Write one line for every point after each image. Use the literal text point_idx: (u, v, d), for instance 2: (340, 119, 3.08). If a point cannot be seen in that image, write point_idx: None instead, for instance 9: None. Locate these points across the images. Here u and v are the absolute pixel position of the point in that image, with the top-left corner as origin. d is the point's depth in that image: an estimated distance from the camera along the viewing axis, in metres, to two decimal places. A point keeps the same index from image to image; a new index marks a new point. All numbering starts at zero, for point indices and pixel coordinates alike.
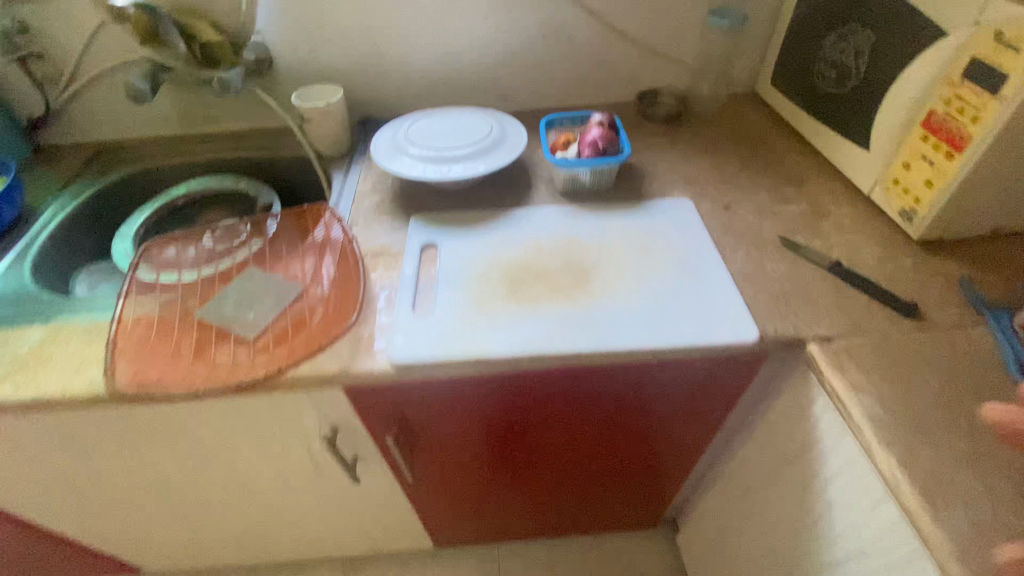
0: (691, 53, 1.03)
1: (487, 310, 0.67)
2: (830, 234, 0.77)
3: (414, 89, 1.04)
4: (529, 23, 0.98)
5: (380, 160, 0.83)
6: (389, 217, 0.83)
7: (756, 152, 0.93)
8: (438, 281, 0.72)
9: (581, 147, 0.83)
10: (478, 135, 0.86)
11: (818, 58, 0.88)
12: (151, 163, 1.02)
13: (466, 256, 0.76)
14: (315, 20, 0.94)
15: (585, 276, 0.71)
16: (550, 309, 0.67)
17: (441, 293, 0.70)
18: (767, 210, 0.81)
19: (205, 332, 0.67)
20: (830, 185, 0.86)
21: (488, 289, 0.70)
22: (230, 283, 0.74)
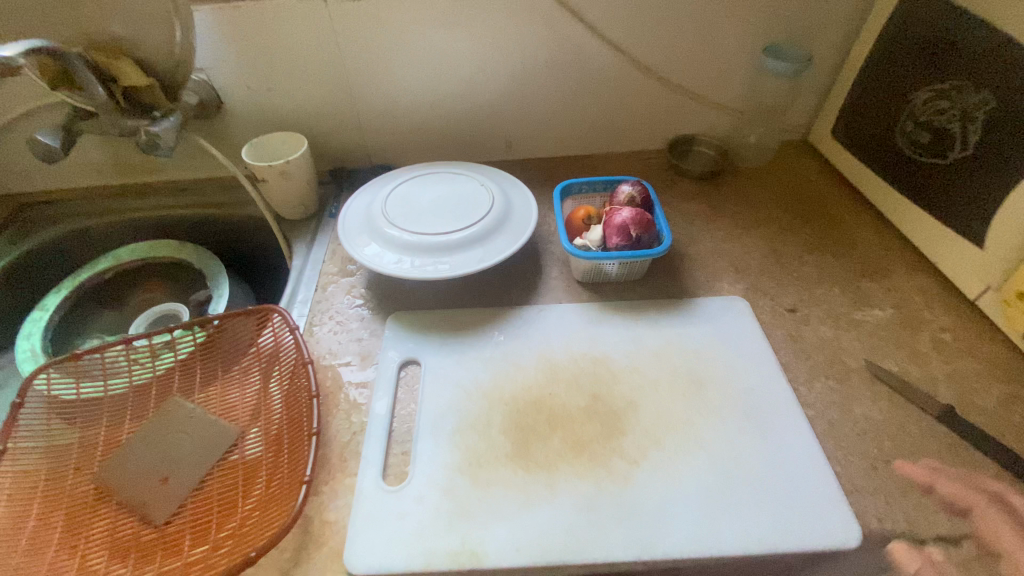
0: (737, 97, 0.85)
1: (484, 483, 0.49)
2: (928, 357, 0.60)
3: (399, 135, 0.85)
4: (540, 61, 0.79)
5: (349, 245, 0.65)
6: (359, 317, 0.66)
7: (819, 228, 0.76)
8: (418, 426, 0.54)
9: (607, 233, 0.65)
10: (475, 212, 0.67)
11: (902, 117, 0.70)
12: (76, 222, 0.83)
13: (457, 384, 0.58)
14: (273, 55, 0.75)
15: (614, 424, 0.53)
16: (571, 483, 0.49)
17: (423, 448, 0.52)
18: (844, 318, 0.64)
19: (107, 520, 0.50)
20: (918, 279, 0.69)
21: (486, 443, 0.52)
22: (147, 429, 0.56)
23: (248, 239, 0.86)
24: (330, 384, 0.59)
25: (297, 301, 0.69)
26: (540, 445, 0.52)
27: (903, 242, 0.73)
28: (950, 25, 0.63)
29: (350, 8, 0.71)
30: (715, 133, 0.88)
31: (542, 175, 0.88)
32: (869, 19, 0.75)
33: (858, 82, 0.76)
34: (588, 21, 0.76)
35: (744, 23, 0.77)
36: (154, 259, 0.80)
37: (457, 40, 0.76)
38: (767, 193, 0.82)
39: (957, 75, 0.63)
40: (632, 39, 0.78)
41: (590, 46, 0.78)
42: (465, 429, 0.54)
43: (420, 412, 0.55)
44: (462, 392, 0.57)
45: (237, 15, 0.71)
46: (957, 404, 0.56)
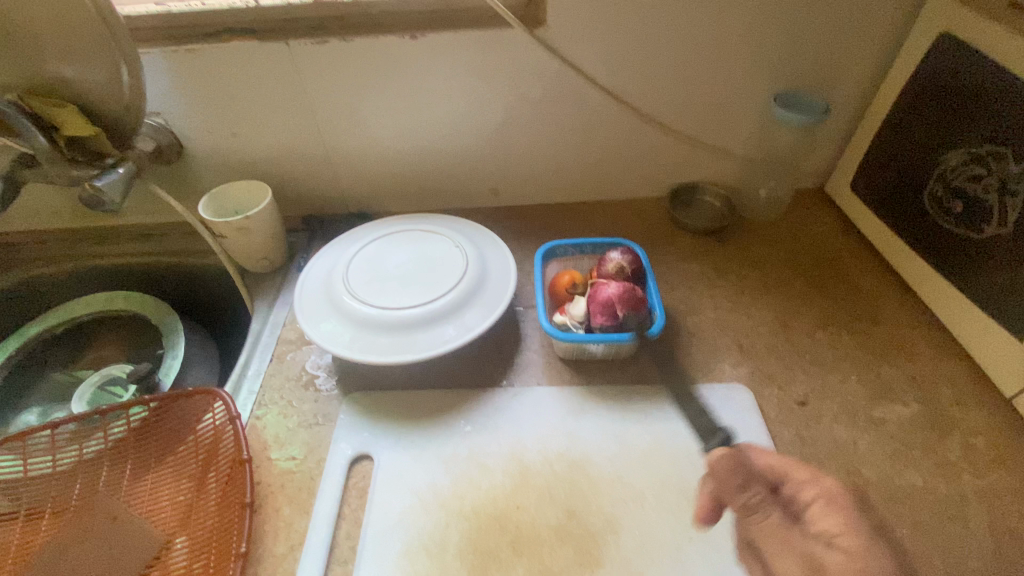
0: (747, 145, 0.77)
1: None
2: (958, 470, 0.52)
3: (377, 181, 0.79)
4: (528, 106, 0.72)
5: (304, 318, 0.59)
6: (314, 397, 0.59)
7: (834, 298, 0.68)
8: (363, 544, 0.48)
9: (591, 310, 0.58)
10: (445, 282, 0.60)
11: (931, 180, 0.62)
12: (31, 269, 0.77)
13: (412, 489, 0.51)
14: (235, 99, 0.69)
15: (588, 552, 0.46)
16: None
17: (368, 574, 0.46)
18: (862, 415, 0.56)
19: None
20: (946, 366, 0.60)
21: (439, 571, 0.46)
22: (67, 531, 0.50)
23: (214, 289, 0.80)
24: (272, 483, 0.52)
25: (249, 373, 0.62)
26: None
27: (930, 319, 0.65)
28: (991, 83, 0.56)
29: (316, 52, 0.65)
30: (722, 182, 0.81)
31: (531, 225, 0.81)
32: (896, 67, 0.66)
33: (880, 136, 0.68)
34: (580, 66, 0.68)
35: (756, 68, 0.69)
36: (108, 312, 0.74)
37: (436, 86, 0.69)
38: (778, 253, 0.74)
39: (996, 140, 0.55)
40: (630, 84, 0.70)
41: (582, 92, 0.71)
42: (416, 551, 0.47)
43: (366, 527, 0.49)
44: (416, 500, 0.50)
45: (192, 59, 0.65)
46: (993, 534, 0.48)
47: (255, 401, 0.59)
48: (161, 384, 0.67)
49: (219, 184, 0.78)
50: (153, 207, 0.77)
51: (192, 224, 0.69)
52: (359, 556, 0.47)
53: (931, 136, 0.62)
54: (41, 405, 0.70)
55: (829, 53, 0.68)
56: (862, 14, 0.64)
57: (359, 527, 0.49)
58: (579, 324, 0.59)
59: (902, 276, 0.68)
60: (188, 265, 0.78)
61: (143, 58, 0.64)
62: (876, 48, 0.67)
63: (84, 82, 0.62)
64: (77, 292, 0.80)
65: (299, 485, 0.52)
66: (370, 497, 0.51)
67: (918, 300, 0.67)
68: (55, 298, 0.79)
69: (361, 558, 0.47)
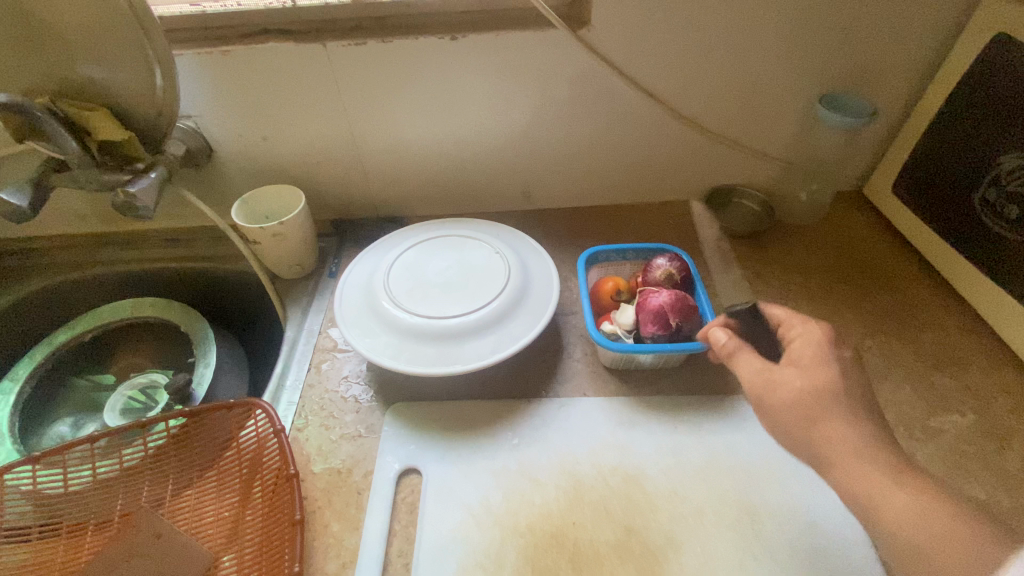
0: (786, 147, 0.75)
1: None
2: (1021, 482, 0.51)
3: (408, 184, 0.78)
4: (565, 108, 0.70)
5: (346, 327, 0.57)
6: (355, 408, 0.58)
7: (880, 304, 0.67)
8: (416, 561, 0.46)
9: (641, 317, 0.57)
10: (489, 290, 0.59)
11: (984, 182, 0.60)
12: (57, 275, 0.75)
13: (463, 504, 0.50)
14: (267, 102, 0.67)
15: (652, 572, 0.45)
16: None
17: None
18: (918, 425, 0.55)
19: None
20: (1001, 373, 0.59)
21: None
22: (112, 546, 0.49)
23: (242, 295, 0.79)
24: (319, 497, 0.51)
25: (287, 383, 0.61)
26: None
27: (980, 325, 0.64)
28: None
29: (351, 53, 0.63)
30: (759, 185, 0.79)
31: (565, 229, 0.79)
32: (945, 68, 0.65)
33: (928, 137, 0.67)
34: (620, 67, 0.67)
35: (800, 69, 0.67)
36: (137, 319, 0.73)
37: (473, 87, 0.68)
38: (818, 257, 0.73)
39: None
40: (670, 84, 0.69)
41: (621, 93, 0.69)
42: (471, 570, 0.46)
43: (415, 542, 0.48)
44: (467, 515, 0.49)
45: (225, 61, 0.63)
46: None
47: (296, 411, 0.58)
48: (194, 394, 0.66)
49: (248, 188, 0.76)
50: (180, 211, 0.76)
51: (223, 229, 0.67)
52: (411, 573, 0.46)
53: (980, 137, 0.60)
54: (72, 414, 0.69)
55: (876, 54, 0.66)
56: (912, 14, 0.63)
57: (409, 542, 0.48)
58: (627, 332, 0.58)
59: (949, 281, 0.67)
60: (216, 270, 0.77)
61: (176, 60, 0.62)
62: (924, 49, 0.66)
63: (115, 85, 0.61)
64: (102, 298, 0.78)
65: (347, 500, 0.51)
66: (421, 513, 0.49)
67: (966, 306, 0.66)
68: (80, 304, 0.78)
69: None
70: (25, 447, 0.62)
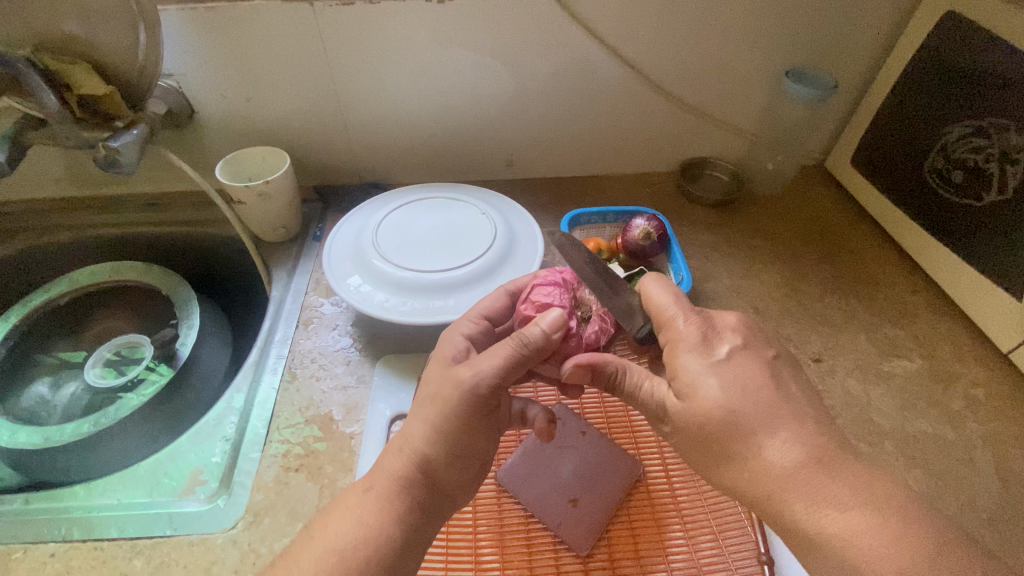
0: (755, 121, 0.79)
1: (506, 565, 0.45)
2: (962, 417, 0.57)
3: (394, 151, 0.79)
4: (548, 77, 0.73)
5: (335, 281, 0.59)
6: (345, 361, 0.59)
7: (839, 265, 0.72)
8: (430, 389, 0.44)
9: (556, 332, 0.44)
10: (476, 247, 0.61)
11: (933, 151, 0.66)
12: (30, 237, 0.74)
13: (492, 325, 0.51)
14: (254, 62, 0.67)
15: (699, 531, 0.46)
16: (683, 526, 0.46)
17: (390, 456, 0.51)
18: (872, 370, 0.60)
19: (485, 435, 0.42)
20: (944, 325, 0.65)
21: (515, 517, 0.47)
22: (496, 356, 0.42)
23: (224, 260, 0.79)
24: (311, 443, 0.53)
25: (275, 339, 0.62)
26: (663, 563, 0.44)
27: (927, 283, 0.69)
28: (996, 57, 0.59)
29: (339, 14, 0.64)
30: (729, 158, 0.83)
31: (546, 198, 0.82)
32: (900, 46, 0.70)
33: (882, 113, 0.72)
34: (603, 38, 0.69)
35: (769, 44, 0.71)
36: (117, 283, 0.72)
37: (460, 54, 0.69)
38: (784, 223, 0.77)
39: (999, 112, 0.59)
40: (648, 56, 0.72)
41: (602, 64, 0.72)
42: (514, 552, 0.45)
43: (503, 347, 0.42)
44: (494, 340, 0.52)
45: (212, 18, 0.63)
46: (996, 474, 0.52)
47: (286, 364, 0.59)
48: (180, 353, 0.66)
49: (231, 151, 0.76)
50: (162, 175, 0.75)
51: (208, 190, 0.67)
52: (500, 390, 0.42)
53: (935, 110, 0.65)
54: (51, 374, 0.68)
55: (837, 31, 0.71)
56: None
57: (489, 355, 0.42)
58: (502, 355, 0.42)
59: (900, 243, 0.72)
60: (200, 235, 0.77)
61: (160, 16, 0.62)
62: (880, 27, 0.71)
63: (96, 39, 0.60)
64: (80, 264, 0.77)
65: (340, 445, 0.53)
66: (466, 346, 0.47)
67: (916, 266, 0.71)
68: (55, 270, 0.76)
69: (453, 559, 0.45)
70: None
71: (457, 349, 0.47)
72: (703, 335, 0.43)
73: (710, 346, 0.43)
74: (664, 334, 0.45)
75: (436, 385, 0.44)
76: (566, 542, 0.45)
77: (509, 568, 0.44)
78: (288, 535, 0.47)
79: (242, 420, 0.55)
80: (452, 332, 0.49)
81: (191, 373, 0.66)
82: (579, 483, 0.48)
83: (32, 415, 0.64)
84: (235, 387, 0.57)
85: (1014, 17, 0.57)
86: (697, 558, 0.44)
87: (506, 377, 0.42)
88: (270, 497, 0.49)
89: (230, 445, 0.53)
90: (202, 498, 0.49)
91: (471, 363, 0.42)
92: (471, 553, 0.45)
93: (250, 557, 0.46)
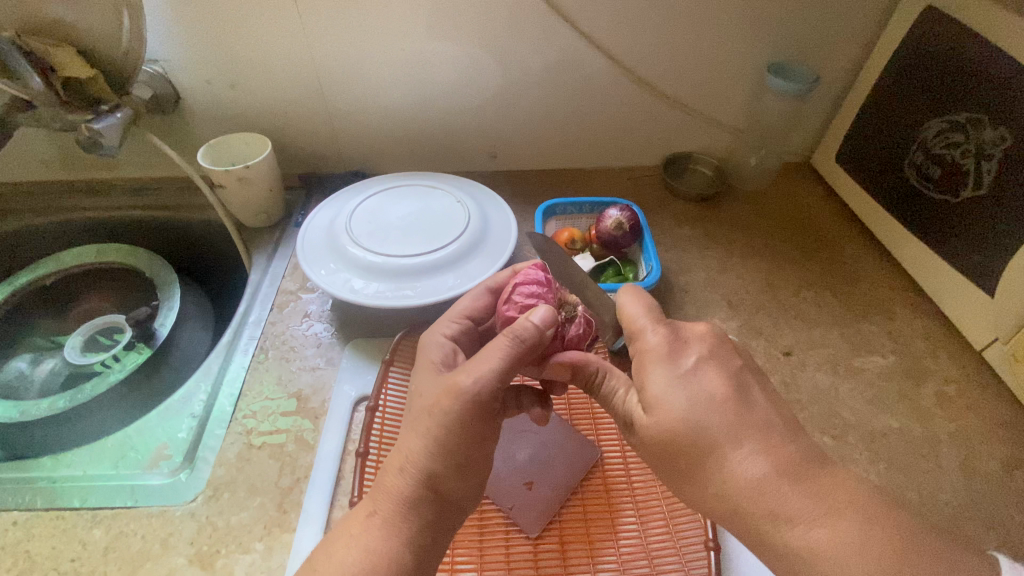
0: (738, 116, 0.79)
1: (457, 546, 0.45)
2: (932, 413, 0.56)
3: (378, 140, 0.79)
4: (529, 68, 0.73)
5: (308, 265, 0.60)
6: (315, 343, 0.60)
7: (818, 260, 0.71)
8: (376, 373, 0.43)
9: (548, 327, 0.42)
10: (448, 234, 0.62)
11: (912, 147, 0.65)
12: (19, 219, 0.76)
13: (474, 324, 0.51)
14: (237, 49, 0.68)
15: (651, 517, 0.46)
16: (636, 512, 0.47)
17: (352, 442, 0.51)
18: (844, 365, 0.60)
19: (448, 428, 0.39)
20: (921, 322, 0.64)
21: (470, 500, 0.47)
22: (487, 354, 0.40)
23: (208, 246, 0.80)
24: (275, 422, 0.53)
25: (249, 321, 0.62)
26: (614, 547, 0.44)
27: (906, 281, 0.69)
28: (974, 51, 0.58)
29: (320, 2, 0.65)
30: (713, 153, 0.83)
31: (528, 189, 0.82)
32: (882, 41, 0.69)
33: (864, 109, 0.71)
34: (582, 29, 0.70)
35: (751, 38, 0.71)
36: (101, 265, 0.74)
37: (439, 44, 0.70)
38: (765, 219, 0.77)
39: (976, 106, 0.58)
40: (629, 49, 0.72)
41: (582, 56, 0.72)
42: (465, 533, 0.46)
43: (498, 347, 0.40)
44: (473, 341, 0.51)
45: (193, 4, 0.64)
46: (961, 470, 0.52)
47: (258, 345, 0.60)
48: (158, 333, 0.68)
49: (217, 137, 0.77)
50: (148, 159, 0.77)
51: (190, 174, 0.68)
52: None
53: (916, 104, 0.65)
54: (32, 351, 0.70)
55: (820, 26, 0.71)
56: None
57: (483, 356, 0.40)
58: (495, 353, 0.40)
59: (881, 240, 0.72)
60: (184, 220, 0.78)
61: (144, 1, 0.63)
62: (863, 23, 0.70)
63: (80, 23, 0.61)
64: (67, 245, 0.79)
65: (305, 424, 0.53)
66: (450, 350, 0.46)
67: (896, 263, 0.70)
68: (44, 251, 0.78)
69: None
70: None
71: (442, 355, 0.45)
72: (670, 344, 0.41)
73: (678, 355, 0.41)
74: (634, 347, 0.43)
75: (427, 392, 0.41)
76: (518, 524, 0.46)
77: (458, 549, 0.45)
78: (245, 510, 0.47)
79: (210, 397, 0.55)
80: (434, 334, 0.48)
81: (168, 353, 0.67)
82: (535, 467, 0.48)
83: (11, 389, 0.66)
84: (205, 366, 0.58)
85: (990, 11, 0.56)
86: (647, 543, 0.45)
87: (502, 376, 0.40)
88: (232, 472, 0.50)
89: (196, 421, 0.54)
90: (165, 472, 0.50)
91: (463, 367, 0.40)
92: None
93: (206, 530, 0.46)
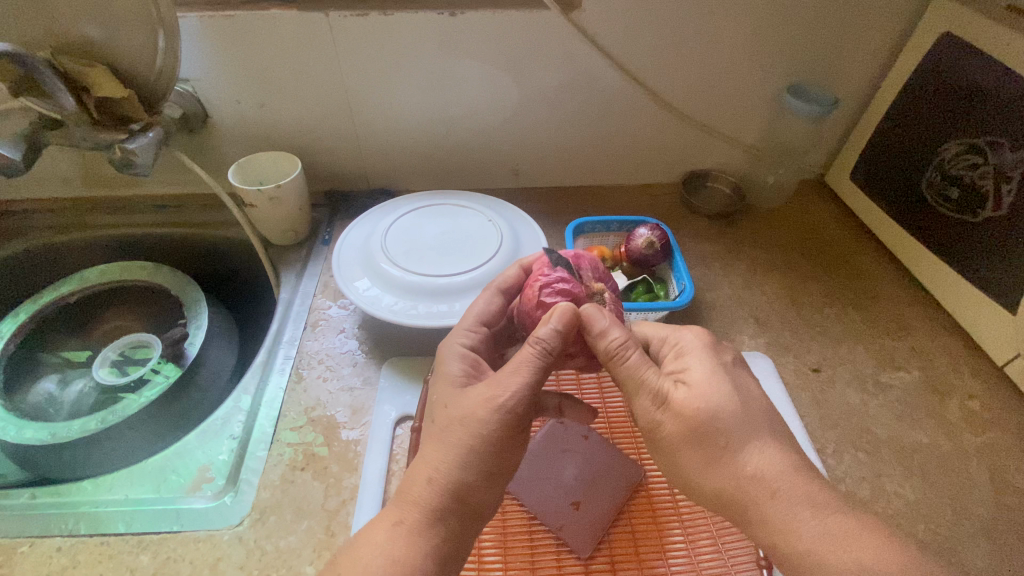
0: (755, 135, 0.81)
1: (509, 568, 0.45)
2: (958, 427, 0.57)
3: (402, 159, 0.80)
4: (554, 89, 0.74)
5: (343, 283, 0.60)
6: (351, 362, 0.60)
7: (838, 276, 0.73)
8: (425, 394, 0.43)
9: (569, 328, 0.42)
10: (482, 253, 0.63)
11: (930, 167, 0.67)
12: (42, 237, 0.75)
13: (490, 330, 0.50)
14: (268, 69, 0.69)
15: (699, 535, 0.47)
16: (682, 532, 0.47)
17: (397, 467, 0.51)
18: (871, 380, 0.61)
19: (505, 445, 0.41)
20: (941, 337, 0.66)
21: (519, 521, 0.48)
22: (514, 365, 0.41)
23: (232, 262, 0.80)
24: (316, 444, 0.53)
25: (283, 340, 0.62)
26: (663, 564, 0.45)
27: (925, 297, 0.70)
28: (992, 77, 0.60)
29: (353, 25, 0.66)
30: (730, 171, 0.85)
31: (550, 206, 0.83)
32: (897, 65, 0.72)
33: (881, 129, 0.73)
34: (608, 51, 0.71)
35: (770, 62, 0.73)
36: (126, 283, 0.73)
37: (469, 65, 0.71)
38: (785, 236, 0.79)
39: (994, 130, 0.60)
40: (652, 72, 0.74)
41: (607, 77, 0.74)
42: (516, 553, 0.46)
43: (525, 359, 0.41)
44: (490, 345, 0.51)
45: (228, 26, 0.65)
46: (992, 483, 0.53)
47: (294, 364, 0.60)
48: (188, 353, 0.67)
49: (243, 155, 0.77)
50: (174, 177, 0.77)
51: (220, 192, 0.68)
52: (532, 402, 0.41)
53: (933, 126, 0.67)
54: (59, 371, 0.69)
55: (836, 50, 0.73)
56: (870, 13, 0.69)
57: (510, 371, 0.41)
58: (522, 365, 0.41)
59: (898, 258, 0.74)
60: (208, 237, 0.78)
61: (180, 22, 0.64)
62: (878, 47, 0.73)
63: (114, 43, 0.61)
64: (90, 262, 0.78)
65: (345, 445, 0.53)
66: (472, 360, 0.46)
67: (914, 280, 0.72)
68: (66, 269, 0.78)
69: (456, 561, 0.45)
70: (9, 403, 0.63)
71: (464, 367, 0.45)
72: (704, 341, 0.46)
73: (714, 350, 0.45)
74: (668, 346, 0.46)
75: (462, 404, 0.42)
76: (568, 545, 0.46)
77: (511, 569, 0.45)
78: (293, 533, 0.47)
79: (249, 418, 0.55)
80: (452, 344, 0.47)
81: (197, 372, 0.66)
82: (582, 485, 0.49)
83: (39, 411, 0.65)
84: (242, 386, 0.58)
85: (1008, 39, 0.58)
86: (696, 561, 0.45)
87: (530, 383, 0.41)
88: (277, 495, 0.50)
89: (237, 443, 0.54)
90: (208, 495, 0.50)
91: (497, 381, 0.41)
92: (475, 554, 0.46)
93: (256, 554, 0.46)
